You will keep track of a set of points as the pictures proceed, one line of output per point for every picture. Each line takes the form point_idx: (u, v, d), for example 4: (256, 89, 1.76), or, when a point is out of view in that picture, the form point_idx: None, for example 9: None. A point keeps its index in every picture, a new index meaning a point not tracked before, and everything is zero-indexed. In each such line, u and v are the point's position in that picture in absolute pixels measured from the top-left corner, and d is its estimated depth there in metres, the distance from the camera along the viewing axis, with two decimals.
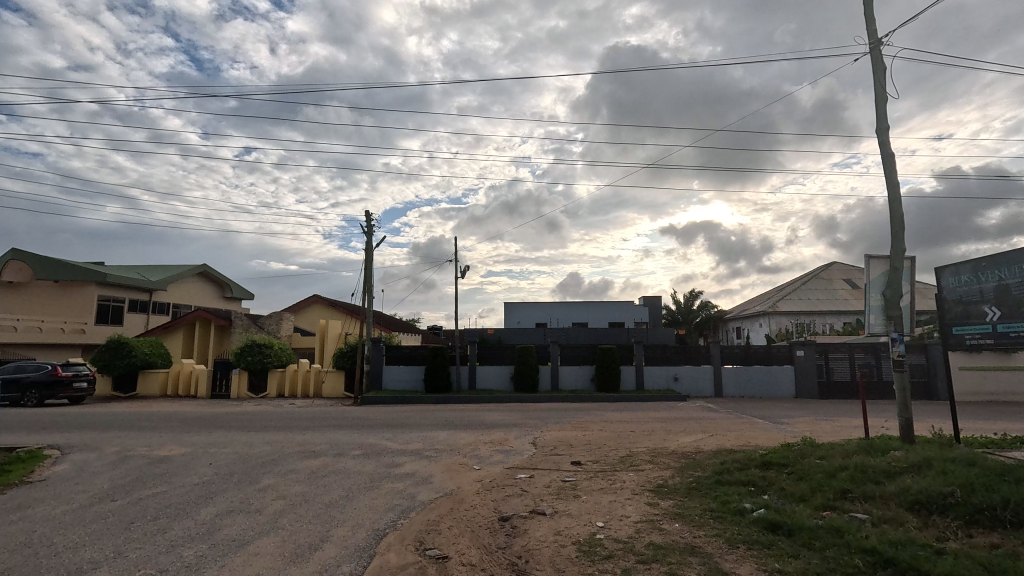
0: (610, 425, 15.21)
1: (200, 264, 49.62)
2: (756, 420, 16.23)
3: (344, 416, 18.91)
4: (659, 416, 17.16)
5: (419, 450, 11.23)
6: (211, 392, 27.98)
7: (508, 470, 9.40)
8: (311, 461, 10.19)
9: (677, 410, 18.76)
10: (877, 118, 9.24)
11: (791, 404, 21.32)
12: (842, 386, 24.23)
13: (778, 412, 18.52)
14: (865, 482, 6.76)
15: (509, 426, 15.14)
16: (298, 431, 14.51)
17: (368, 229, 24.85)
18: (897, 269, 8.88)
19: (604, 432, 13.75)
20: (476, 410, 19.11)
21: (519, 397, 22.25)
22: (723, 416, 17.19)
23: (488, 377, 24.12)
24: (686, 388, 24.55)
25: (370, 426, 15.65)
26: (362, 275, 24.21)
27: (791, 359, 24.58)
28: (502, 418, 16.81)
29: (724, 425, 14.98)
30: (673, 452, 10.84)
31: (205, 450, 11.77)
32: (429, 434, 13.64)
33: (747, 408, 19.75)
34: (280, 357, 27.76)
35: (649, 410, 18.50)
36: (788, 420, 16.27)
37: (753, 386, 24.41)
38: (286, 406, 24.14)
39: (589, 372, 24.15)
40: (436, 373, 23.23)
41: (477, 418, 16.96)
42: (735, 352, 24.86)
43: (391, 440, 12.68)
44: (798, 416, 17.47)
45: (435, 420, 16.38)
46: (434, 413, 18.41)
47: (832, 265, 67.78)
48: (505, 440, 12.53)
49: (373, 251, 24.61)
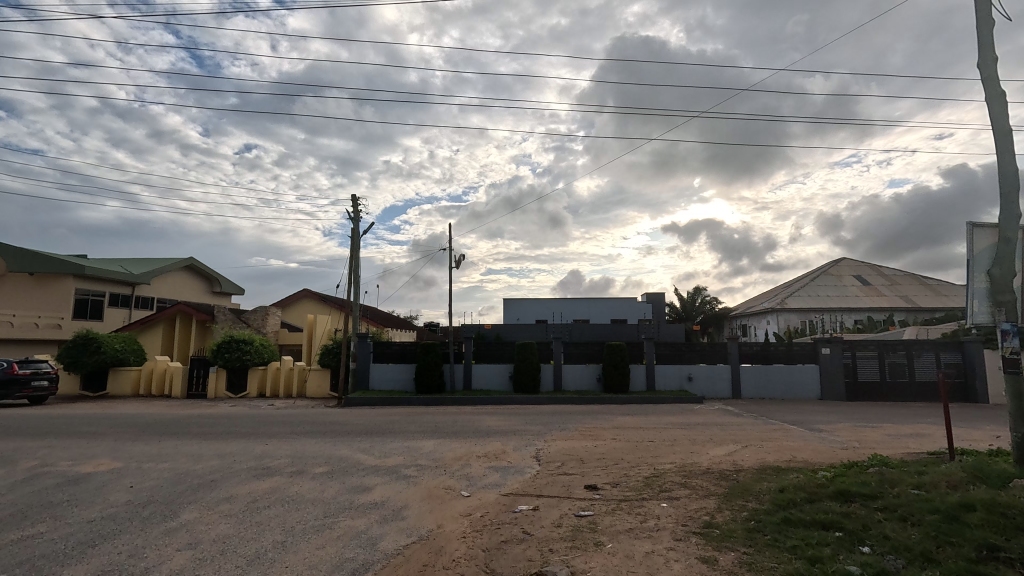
0: (624, 433, 13.18)
1: (187, 257, 47.63)
2: (789, 426, 14.18)
3: (322, 419, 16.87)
4: (678, 422, 15.11)
5: (396, 468, 9.19)
6: (187, 391, 25.96)
7: (503, 497, 7.34)
8: (260, 484, 8.12)
9: (698, 414, 16.72)
10: (980, 48, 7.21)
11: (818, 407, 19.33)
12: (870, 386, 22.25)
13: (810, 416, 16.50)
14: (1015, 533, 4.73)
15: (507, 434, 13.07)
16: (260, 439, 12.49)
17: (355, 215, 22.75)
18: (1010, 240, 6.83)
19: (620, 443, 11.67)
20: (470, 415, 17.10)
21: (519, 399, 20.21)
22: (751, 421, 15.16)
23: (484, 377, 22.07)
24: (701, 389, 22.53)
25: (347, 432, 13.64)
26: (347, 266, 22.15)
27: (815, 357, 22.54)
28: (498, 424, 14.78)
29: (758, 433, 12.93)
30: (710, 473, 8.75)
31: (139, 465, 9.73)
32: (413, 444, 11.58)
33: (772, 411, 17.73)
34: (261, 354, 25.70)
35: (666, 415, 16.46)
36: (828, 427, 14.24)
37: (774, 387, 22.38)
38: (264, 407, 22.12)
39: (596, 372, 22.08)
40: (427, 371, 21.18)
41: (470, 423, 14.92)
42: (755, 350, 22.78)
43: (366, 452, 10.63)
44: (833, 420, 15.48)
45: (423, 427, 14.32)
46: (423, 417, 16.41)
47: (840, 262, 65.77)
48: (502, 453, 10.52)
49: (360, 239, 22.59)
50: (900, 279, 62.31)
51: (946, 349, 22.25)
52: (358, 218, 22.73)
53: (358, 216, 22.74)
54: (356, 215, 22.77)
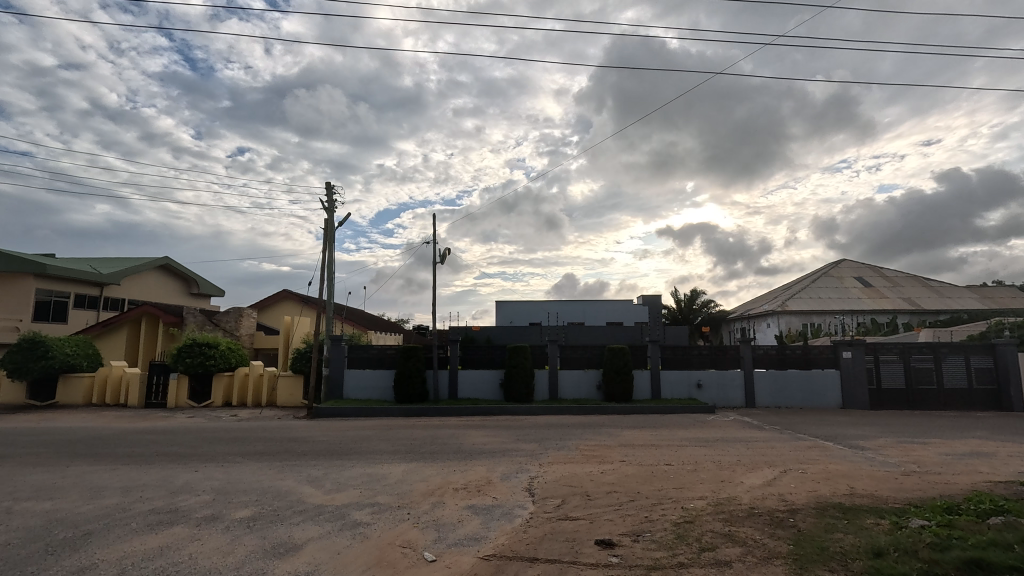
0: (635, 454, 11.06)
1: (162, 256, 45.19)
2: (826, 444, 12.13)
3: (282, 435, 14.63)
4: (694, 438, 12.99)
5: (345, 509, 7.00)
6: (145, 400, 23.56)
7: (482, 564, 5.18)
8: (149, 540, 5.90)
9: (715, 427, 14.64)
10: None
11: (844, 417, 17.33)
12: (896, 394, 20.31)
13: (841, 429, 14.51)
14: None
15: (495, 456, 10.91)
16: (193, 462, 10.26)
17: (329, 203, 20.56)
18: None
19: (632, 469, 9.51)
20: (454, 430, 14.91)
21: (510, 409, 17.99)
22: (778, 436, 13.10)
23: (472, 384, 19.83)
24: (712, 397, 20.47)
25: (304, 452, 11.43)
26: (320, 260, 19.98)
27: (836, 362, 20.58)
28: (485, 441, 12.64)
29: (795, 454, 10.84)
30: (758, 516, 6.62)
31: (11, 505, 7.45)
32: (378, 470, 9.39)
33: (796, 423, 15.71)
34: (228, 359, 23.38)
35: (679, 429, 14.35)
36: (870, 444, 12.21)
37: (792, 396, 20.37)
38: (226, 418, 19.76)
39: (595, 379, 19.95)
40: (408, 379, 18.95)
41: (453, 441, 12.72)
42: (769, 354, 20.78)
43: (314, 483, 8.42)
44: (871, 434, 13.44)
45: (396, 445, 12.12)
46: (399, 432, 14.19)
47: (840, 264, 64.35)
48: (487, 485, 8.35)
49: (335, 230, 20.44)
50: (901, 281, 60.86)
51: (976, 352, 20.38)
52: (333, 207, 20.55)
53: (333, 206, 20.58)
54: (330, 204, 20.58)
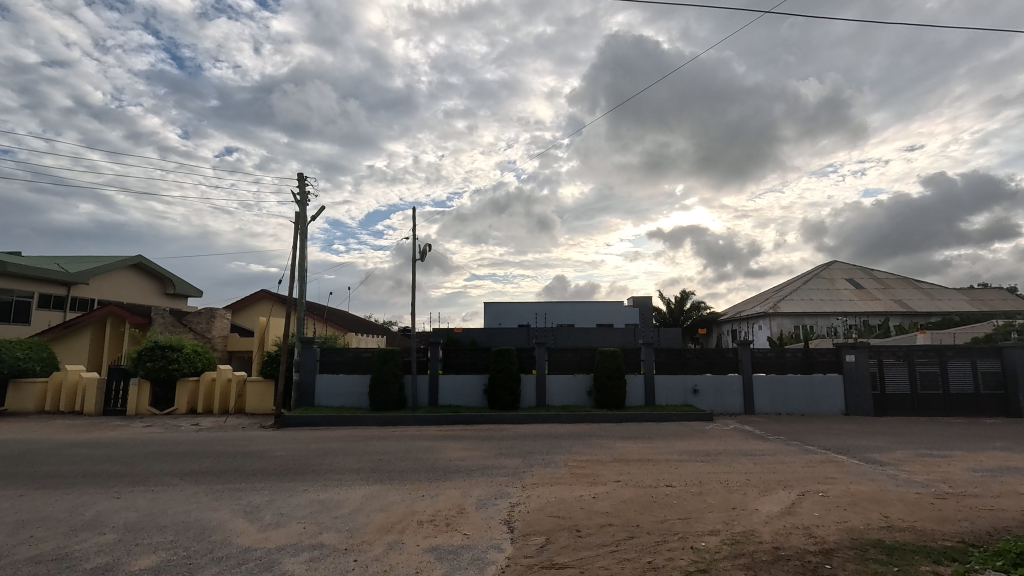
0: (630, 472, 9.80)
1: (135, 255, 43.32)
2: (840, 458, 10.97)
3: (239, 448, 13.15)
4: (694, 452, 11.76)
5: (276, 555, 5.62)
6: (102, 407, 21.88)
7: None
8: None
9: (716, 438, 13.44)
10: None
11: (850, 425, 16.25)
12: (901, 399, 19.31)
13: (851, 439, 13.36)
14: None
15: (472, 475, 9.59)
16: (119, 485, 8.80)
17: (301, 195, 19.13)
18: None
19: (629, 492, 8.25)
20: (431, 442, 13.55)
21: (493, 418, 16.67)
22: (786, 448, 11.94)
23: (453, 390, 18.45)
24: (709, 403, 19.31)
25: (255, 470, 10.00)
26: (290, 256, 18.56)
27: (838, 366, 19.55)
28: (464, 456, 11.34)
29: (809, 472, 9.67)
30: (787, 562, 5.36)
31: None
32: (334, 495, 8.03)
33: (802, 432, 14.59)
34: (193, 363, 21.82)
35: (677, 440, 13.14)
36: (886, 457, 11.13)
37: (792, 402, 19.29)
38: (186, 427, 18.18)
39: (585, 384, 18.67)
40: (384, 385, 17.54)
41: (427, 455, 11.39)
42: (768, 358, 19.71)
43: (251, 514, 7.04)
44: (885, 446, 12.33)
45: (362, 461, 10.75)
46: (368, 445, 12.79)
47: (830, 265, 64.17)
48: (458, 516, 7.03)
49: (306, 223, 19.00)
50: (892, 282, 60.52)
51: (984, 355, 19.44)
52: (305, 199, 19.12)
53: (304, 197, 19.14)
54: (302, 196, 19.14)
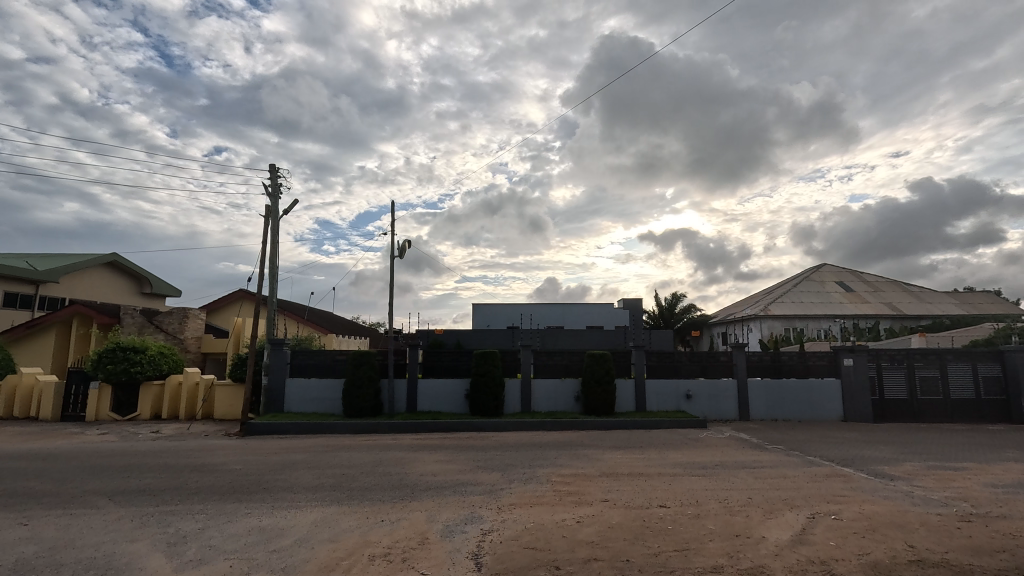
0: (619, 489, 8.82)
1: (110, 253, 41.85)
2: (846, 472, 10.09)
3: (192, 460, 12.01)
4: (689, 464, 10.82)
5: None
6: (60, 413, 20.54)
7: None
8: None
9: (711, 448, 12.54)
10: None
11: (849, 433, 15.46)
12: (900, 405, 18.56)
13: (855, 449, 12.52)
14: None
15: (443, 493, 8.55)
16: (32, 508, 7.66)
17: (273, 187, 18.06)
18: None
19: (618, 516, 7.27)
20: (406, 452, 12.52)
21: (475, 426, 15.65)
22: (786, 460, 11.04)
23: (434, 395, 17.37)
24: (702, 409, 18.46)
25: (198, 488, 8.88)
26: (260, 251, 17.48)
27: (836, 371, 18.78)
28: (437, 469, 10.33)
29: (817, 490, 8.76)
30: None
31: None
32: (277, 521, 6.94)
33: (801, 441, 13.75)
34: (159, 366, 20.53)
35: (670, 450, 12.23)
36: (895, 470, 10.28)
37: (789, 408, 18.48)
38: (145, 435, 16.95)
39: (573, 389, 17.71)
40: (358, 390, 16.43)
41: (397, 469, 10.35)
42: (763, 362, 18.90)
43: (172, 548, 5.95)
44: (892, 457, 11.49)
45: (322, 476, 9.68)
46: (334, 457, 11.69)
47: (820, 267, 64.05)
48: (416, 548, 6.01)
49: (278, 217, 17.91)
50: (882, 285, 60.35)
51: (984, 360, 18.79)
52: (277, 191, 18.04)
53: (276, 190, 18.07)
54: (273, 188, 18.07)
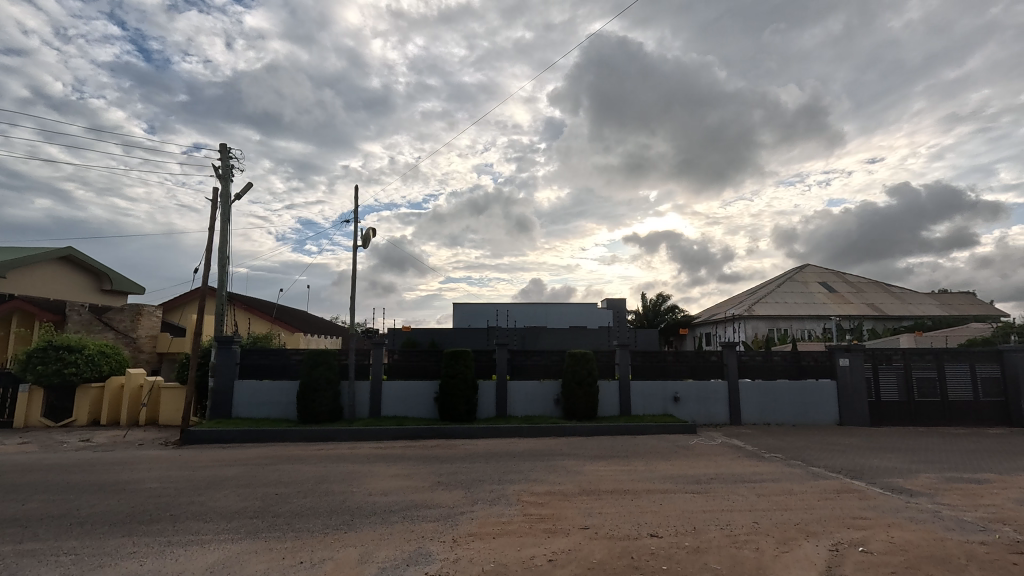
0: (602, 512, 7.40)
1: (66, 246, 39.43)
2: (859, 486, 8.85)
3: (106, 474, 10.26)
4: (681, 477, 9.47)
5: None
6: None
7: None
8: None
9: (704, 459, 11.23)
10: None
11: (849, 438, 14.34)
12: (897, 408, 17.56)
13: (861, 457, 11.35)
14: None
15: (389, 520, 7.03)
16: None
17: (222, 168, 16.37)
18: None
19: (600, 551, 5.88)
20: (360, 464, 10.96)
21: (444, 433, 14.16)
22: (789, 472, 9.79)
23: (400, 399, 15.82)
24: (690, 413, 17.25)
25: (87, 514, 7.23)
26: (207, 239, 15.78)
27: (831, 371, 17.72)
28: (389, 486, 8.80)
29: (832, 512, 7.45)
30: None
31: None
32: (163, 566, 5.37)
33: (800, 448, 12.54)
34: (97, 367, 18.59)
35: (658, 460, 10.88)
36: (912, 484, 9.07)
37: (782, 411, 17.36)
38: (72, 443, 15.07)
39: (552, 391, 16.30)
40: (314, 394, 14.80)
41: (341, 487, 8.79)
42: (755, 362, 17.76)
43: None
44: (903, 467, 10.32)
45: (247, 498, 8.07)
46: (274, 471, 10.07)
47: (803, 267, 63.92)
48: None
49: (229, 201, 16.24)
50: (864, 286, 60.35)
51: (982, 360, 17.93)
52: (228, 173, 16.37)
53: (226, 172, 16.40)
54: (224, 169, 16.39)
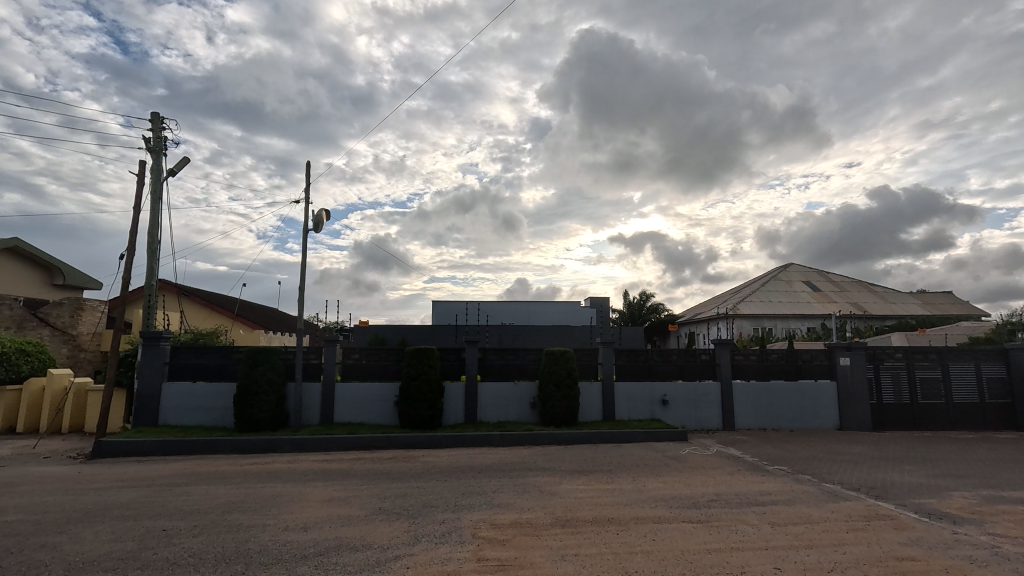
0: (579, 554, 5.72)
1: (13, 238, 36.81)
2: (888, 510, 7.34)
3: None
4: (675, 499, 7.87)
5: None
6: None
7: None
8: None
9: (698, 474, 9.65)
10: None
11: (855, 446, 12.96)
12: (901, 411, 16.28)
13: (877, 470, 9.90)
14: None
15: (293, 571, 5.26)
16: None
17: (154, 140, 14.37)
18: None
19: None
20: (293, 483, 9.15)
21: (403, 442, 12.40)
22: (801, 493, 8.25)
23: (355, 404, 13.98)
24: (679, 417, 15.76)
25: None
26: (134, 219, 13.79)
27: (831, 372, 16.38)
28: (315, 516, 7.06)
29: (867, 551, 5.86)
30: None
31: None
32: None
33: (806, 459, 11.09)
34: (14, 367, 16.51)
35: (647, 477, 9.25)
36: (948, 506, 7.60)
37: (777, 415, 15.96)
38: None
39: (528, 394, 14.61)
40: (254, 399, 12.85)
41: (250, 520, 6.92)
42: (749, 361, 16.33)
43: None
44: (929, 484, 8.87)
45: (116, 540, 6.16)
46: (181, 495, 8.22)
47: (788, 267, 63.28)
48: None
49: (161, 177, 14.27)
50: (849, 286, 59.85)
51: (987, 360, 16.74)
52: (161, 145, 14.40)
53: (159, 144, 14.43)
54: (156, 140, 14.41)
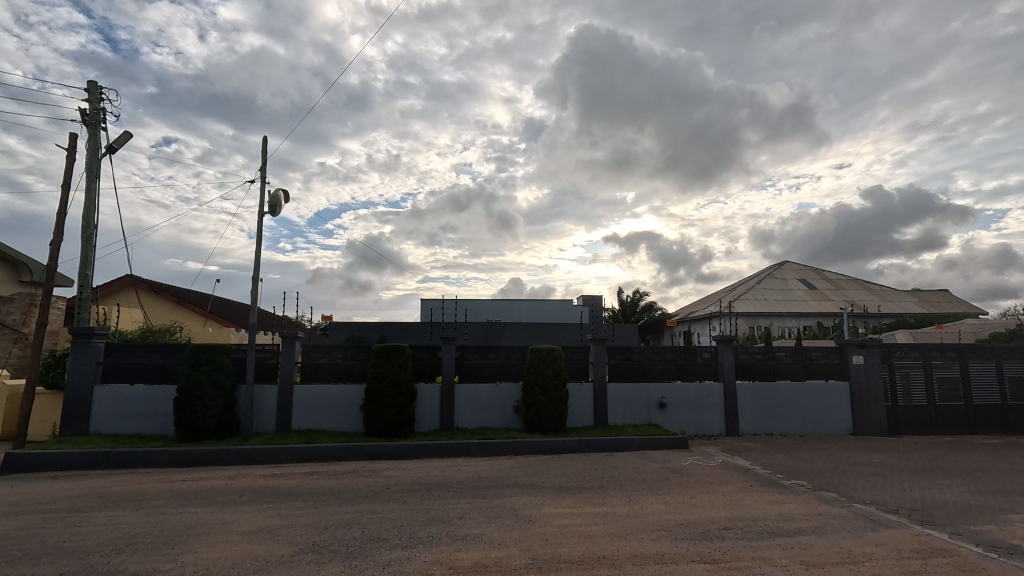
0: None
1: None
2: (944, 542, 5.94)
3: None
4: (681, 527, 6.44)
5: None
6: None
7: None
8: None
9: (704, 491, 8.21)
10: None
11: (874, 453, 11.61)
12: (918, 414, 14.97)
13: (911, 486, 8.54)
14: None
15: None
16: None
17: (89, 112, 12.76)
18: None
19: None
20: (221, 507, 7.59)
21: (367, 453, 10.88)
22: (831, 517, 6.83)
23: (316, 408, 12.45)
24: (678, 421, 14.36)
25: None
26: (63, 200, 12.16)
27: (842, 371, 15.05)
28: (225, 558, 5.53)
29: None
30: None
31: None
32: None
33: (825, 471, 9.71)
34: None
35: (645, 498, 7.76)
36: (1012, 535, 6.22)
37: (784, 419, 14.60)
38: None
39: (511, 397, 13.14)
40: (197, 404, 11.26)
41: (138, 565, 5.35)
42: (754, 360, 14.96)
43: None
44: (977, 504, 7.49)
45: None
46: (73, 525, 6.66)
47: (783, 265, 62.16)
48: None
49: (97, 153, 12.64)
50: (844, 284, 58.81)
51: (1009, 359, 15.46)
52: (98, 117, 12.78)
53: (96, 116, 12.81)
54: (92, 112, 12.78)
